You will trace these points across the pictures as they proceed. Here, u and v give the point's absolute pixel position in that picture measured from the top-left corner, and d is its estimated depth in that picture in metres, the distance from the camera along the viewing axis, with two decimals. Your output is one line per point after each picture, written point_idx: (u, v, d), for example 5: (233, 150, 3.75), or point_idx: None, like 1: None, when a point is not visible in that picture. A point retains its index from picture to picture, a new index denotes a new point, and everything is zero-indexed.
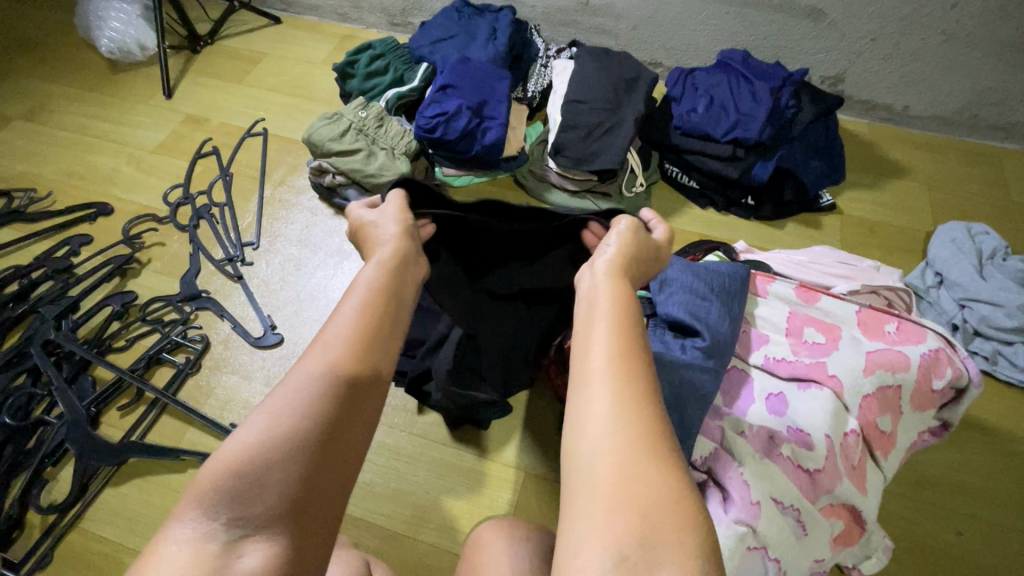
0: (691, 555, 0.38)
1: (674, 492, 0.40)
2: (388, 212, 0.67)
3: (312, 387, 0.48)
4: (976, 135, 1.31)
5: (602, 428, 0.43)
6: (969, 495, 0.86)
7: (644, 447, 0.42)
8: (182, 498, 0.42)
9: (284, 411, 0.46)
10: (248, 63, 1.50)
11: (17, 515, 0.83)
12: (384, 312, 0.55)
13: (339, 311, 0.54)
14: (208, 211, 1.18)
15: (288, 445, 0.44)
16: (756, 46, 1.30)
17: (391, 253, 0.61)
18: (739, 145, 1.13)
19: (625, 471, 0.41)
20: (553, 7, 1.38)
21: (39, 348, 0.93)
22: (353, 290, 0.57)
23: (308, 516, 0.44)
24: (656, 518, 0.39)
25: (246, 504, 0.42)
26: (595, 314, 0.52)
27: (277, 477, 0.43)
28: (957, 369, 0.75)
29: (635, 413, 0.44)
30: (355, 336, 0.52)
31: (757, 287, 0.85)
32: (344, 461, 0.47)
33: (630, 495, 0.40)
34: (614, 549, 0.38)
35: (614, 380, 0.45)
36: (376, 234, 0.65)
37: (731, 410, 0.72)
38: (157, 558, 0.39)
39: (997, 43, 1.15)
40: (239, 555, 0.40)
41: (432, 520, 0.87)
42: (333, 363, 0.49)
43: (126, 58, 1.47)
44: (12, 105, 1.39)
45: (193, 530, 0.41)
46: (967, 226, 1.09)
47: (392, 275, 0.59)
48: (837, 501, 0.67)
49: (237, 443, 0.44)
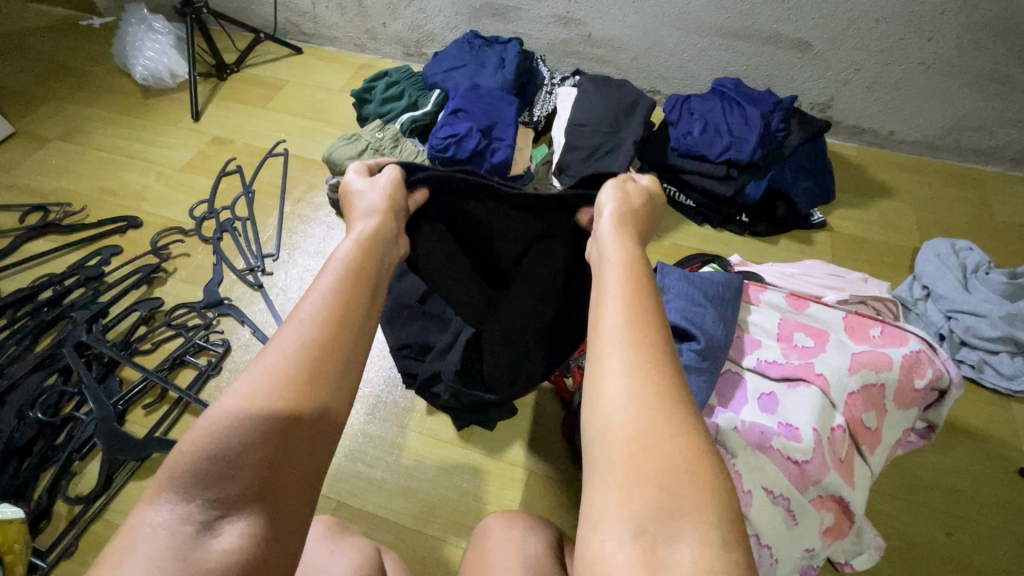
0: (712, 525, 0.38)
1: (692, 462, 0.41)
2: (383, 187, 0.67)
3: (285, 366, 0.46)
4: (959, 159, 1.38)
5: (617, 403, 0.45)
6: (958, 497, 0.89)
7: (658, 422, 0.43)
8: (154, 482, 0.41)
9: (256, 388, 0.45)
10: (271, 89, 1.60)
11: (45, 505, 0.88)
12: (362, 284, 0.55)
13: (321, 287, 0.53)
14: (232, 224, 1.26)
15: (260, 424, 0.43)
16: (748, 75, 1.38)
17: (370, 230, 0.61)
18: (733, 166, 1.19)
19: (640, 446, 0.42)
20: (557, 39, 1.48)
21: (72, 349, 0.99)
22: (329, 265, 0.56)
23: (278, 495, 0.43)
24: (674, 488, 0.40)
25: (220, 486, 0.41)
26: (605, 294, 0.53)
27: (251, 458, 0.42)
28: (938, 369, 0.79)
29: (649, 386, 0.45)
30: (339, 308, 0.51)
31: (750, 296, 0.89)
32: (316, 438, 0.45)
33: (649, 467, 0.41)
34: (633, 521, 0.39)
35: (626, 354, 0.47)
36: (359, 204, 0.66)
37: (725, 409, 0.76)
38: (127, 544, 0.39)
39: (973, 73, 1.22)
40: (215, 535, 0.40)
41: (440, 515, 0.90)
42: (310, 339, 0.48)
43: (158, 84, 1.58)
44: (50, 127, 1.49)
45: (167, 514, 0.40)
46: (951, 242, 1.14)
47: (371, 253, 0.59)
48: (826, 492, 0.71)
49: (208, 424, 0.43)
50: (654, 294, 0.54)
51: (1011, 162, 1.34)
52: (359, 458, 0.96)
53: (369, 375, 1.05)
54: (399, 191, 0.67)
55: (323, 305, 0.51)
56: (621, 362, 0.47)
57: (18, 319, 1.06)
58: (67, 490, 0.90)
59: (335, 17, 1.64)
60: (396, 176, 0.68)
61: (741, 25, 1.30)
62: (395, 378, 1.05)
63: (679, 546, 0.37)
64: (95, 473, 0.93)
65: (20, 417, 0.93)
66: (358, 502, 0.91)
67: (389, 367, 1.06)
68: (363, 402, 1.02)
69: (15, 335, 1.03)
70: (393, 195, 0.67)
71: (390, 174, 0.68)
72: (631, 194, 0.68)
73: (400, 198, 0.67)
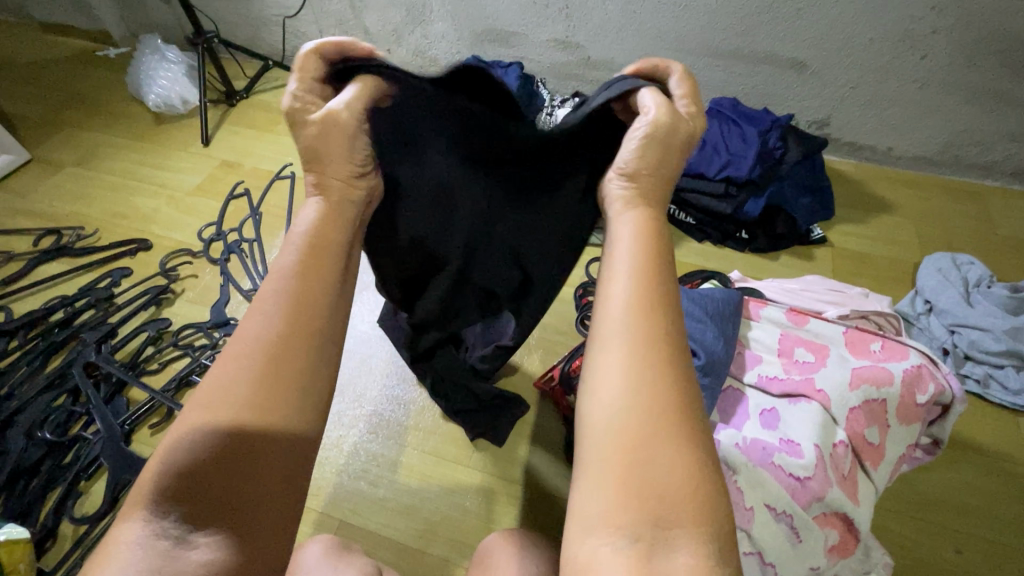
0: (707, 538, 0.37)
1: (696, 474, 0.39)
2: (341, 118, 0.53)
3: (243, 369, 0.44)
4: (958, 174, 1.39)
5: (613, 402, 0.41)
6: (968, 514, 0.88)
7: (658, 423, 0.40)
8: (130, 501, 0.41)
9: (216, 398, 0.43)
10: (279, 114, 1.64)
11: (51, 524, 0.89)
12: (319, 267, 0.50)
13: (273, 277, 0.49)
14: (239, 246, 1.28)
15: (226, 429, 0.42)
16: (745, 95, 1.41)
17: (331, 194, 0.55)
18: (731, 183, 1.22)
19: (638, 448, 0.39)
20: (557, 63, 1.52)
21: (81, 369, 1.01)
22: (289, 241, 0.52)
23: (256, 501, 0.42)
24: (673, 501, 0.38)
25: (191, 500, 0.41)
26: (616, 266, 0.48)
27: (222, 467, 0.41)
28: (940, 385, 0.79)
29: (657, 380, 0.42)
30: (292, 301, 0.48)
31: (750, 312, 0.90)
32: (290, 444, 0.44)
33: (648, 475, 0.38)
34: (627, 529, 0.37)
35: (637, 348, 0.43)
36: (308, 139, 0.54)
37: (727, 425, 0.77)
38: (108, 560, 0.39)
39: (968, 90, 1.24)
40: (191, 548, 0.40)
41: (443, 535, 0.90)
42: (268, 335, 0.46)
43: (170, 111, 1.63)
44: (66, 153, 1.53)
45: (145, 530, 0.40)
46: (952, 256, 1.14)
47: (332, 225, 0.54)
48: (830, 509, 0.70)
49: (175, 440, 0.43)
50: (669, 271, 0.48)
51: (1011, 176, 1.35)
52: (361, 477, 0.96)
53: (373, 394, 1.06)
54: (357, 138, 0.55)
55: (278, 295, 0.48)
56: (628, 353, 0.43)
57: (30, 341, 1.08)
58: (73, 509, 0.91)
59: None
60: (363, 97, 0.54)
61: (735, 47, 1.33)
62: (398, 397, 1.06)
63: (676, 555, 0.36)
64: (100, 493, 0.94)
65: (29, 437, 0.94)
66: (360, 521, 0.91)
67: (391, 386, 1.07)
68: (366, 421, 1.02)
69: (26, 356, 1.06)
70: (350, 139, 0.54)
71: (347, 107, 0.53)
72: (669, 129, 0.52)
73: (361, 147, 0.55)
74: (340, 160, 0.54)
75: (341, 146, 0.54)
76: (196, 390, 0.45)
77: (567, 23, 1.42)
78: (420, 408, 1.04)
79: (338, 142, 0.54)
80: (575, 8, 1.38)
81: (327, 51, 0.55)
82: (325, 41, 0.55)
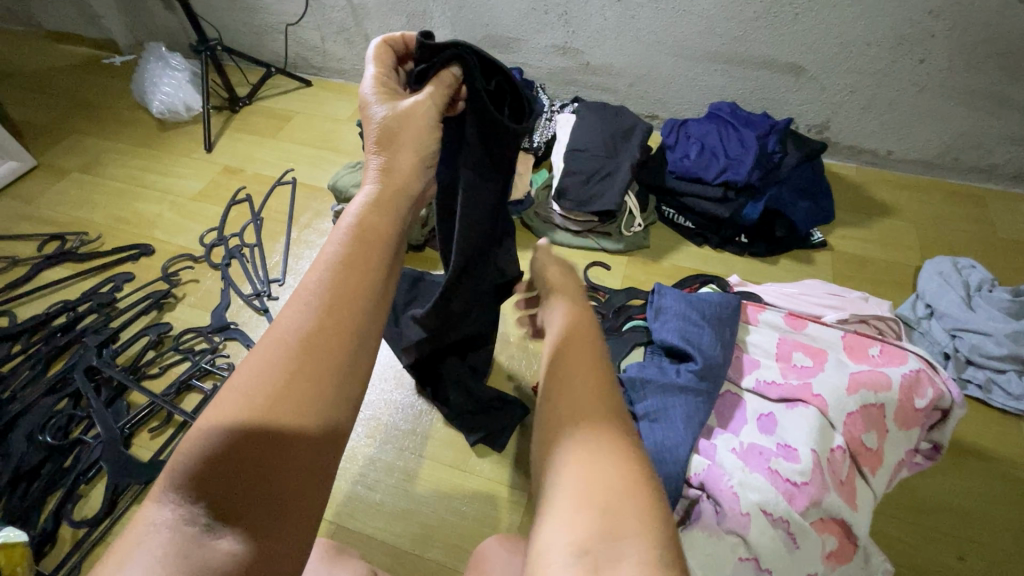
0: (653, 543, 0.40)
1: (636, 487, 0.43)
2: (426, 112, 0.61)
3: (278, 360, 0.44)
4: (959, 177, 1.38)
5: (568, 430, 0.48)
6: (969, 520, 0.87)
7: (599, 449, 0.46)
8: (156, 485, 0.41)
9: (252, 386, 0.43)
10: (281, 120, 1.66)
11: (51, 528, 0.89)
12: (367, 248, 0.51)
13: (322, 262, 0.50)
14: (240, 251, 1.29)
15: (253, 419, 0.42)
16: (744, 99, 1.41)
17: (392, 186, 0.57)
18: (730, 187, 1.21)
19: (585, 470, 0.44)
20: (557, 68, 1.53)
21: (82, 373, 1.02)
22: (339, 228, 0.53)
23: (278, 499, 0.42)
24: (616, 511, 0.41)
25: (211, 489, 0.41)
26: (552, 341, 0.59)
27: (245, 457, 0.41)
28: (939, 389, 0.78)
29: (594, 415, 0.48)
30: (334, 291, 0.48)
31: (748, 316, 0.91)
32: (314, 449, 0.44)
33: (589, 491, 0.43)
34: (577, 542, 0.40)
35: (574, 395, 0.51)
36: (380, 132, 0.58)
37: (724, 430, 0.77)
38: (134, 541, 0.39)
39: (969, 93, 1.23)
40: (216, 537, 0.39)
41: (440, 539, 0.89)
42: (306, 326, 0.46)
43: (174, 117, 1.64)
44: (71, 159, 1.55)
45: (172, 514, 0.40)
46: (953, 260, 1.14)
47: (383, 216, 0.55)
48: (827, 515, 0.69)
49: (205, 425, 0.42)
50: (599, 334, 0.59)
51: (1013, 180, 1.34)
52: (360, 481, 0.96)
53: (371, 398, 1.06)
54: (433, 128, 0.61)
55: (318, 287, 0.48)
56: (568, 400, 0.50)
57: (32, 345, 1.10)
58: (72, 513, 0.91)
59: (342, 51, 1.70)
60: (441, 87, 0.63)
61: (734, 52, 1.33)
62: (397, 401, 1.06)
63: (622, 562, 0.38)
64: (100, 497, 0.94)
65: (30, 440, 0.95)
66: (358, 525, 0.91)
67: (390, 391, 1.07)
68: (365, 424, 1.03)
69: (29, 359, 1.07)
70: (424, 132, 0.60)
71: (431, 97, 0.61)
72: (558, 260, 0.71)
73: (433, 139, 0.61)
74: (414, 154, 0.59)
75: (415, 137, 0.59)
76: (231, 377, 0.45)
77: (566, 29, 1.42)
78: (419, 412, 1.04)
79: (420, 131, 0.60)
80: (574, 14, 1.38)
81: (396, 43, 0.67)
82: (395, 35, 0.67)
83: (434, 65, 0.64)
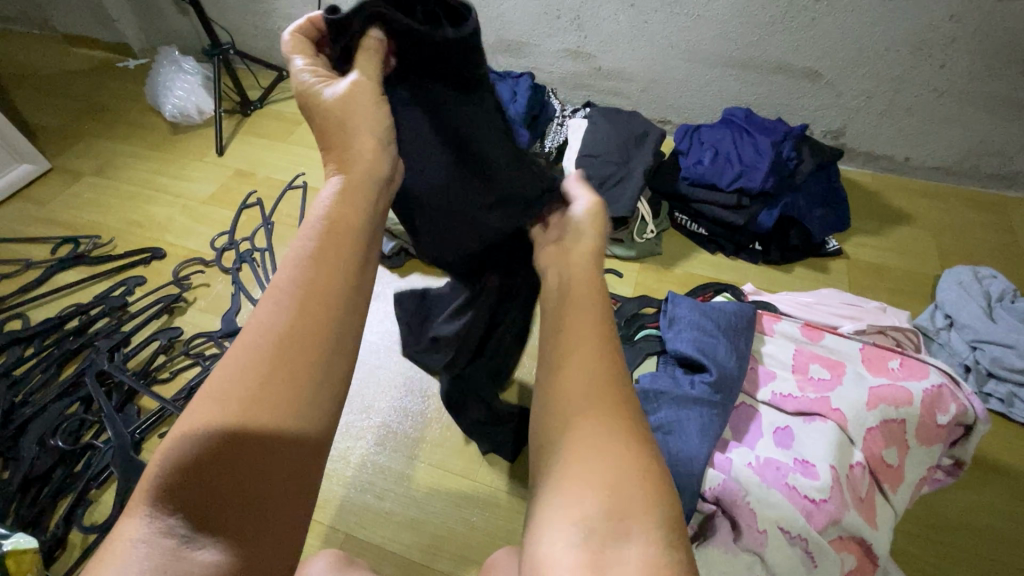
0: (659, 525, 0.41)
1: (643, 471, 0.43)
2: (364, 93, 0.56)
3: (251, 363, 0.44)
4: (979, 184, 1.36)
5: (574, 404, 0.48)
6: (990, 538, 0.85)
7: (606, 427, 0.45)
8: (132, 499, 0.41)
9: (225, 394, 0.43)
10: (292, 124, 1.66)
11: (61, 533, 0.90)
12: (339, 241, 0.50)
13: (293, 258, 0.49)
14: (251, 255, 1.29)
15: (231, 426, 0.42)
16: (758, 104, 1.40)
17: (362, 175, 0.55)
18: (744, 194, 1.19)
19: (593, 448, 0.44)
20: (568, 73, 1.52)
21: (93, 377, 1.02)
22: (308, 224, 0.51)
23: (260, 501, 0.42)
24: (624, 492, 0.42)
25: (188, 498, 0.40)
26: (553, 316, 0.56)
27: (225, 463, 0.41)
28: (962, 405, 0.76)
29: (607, 394, 0.48)
30: (302, 288, 0.47)
31: (763, 326, 0.89)
32: (297, 450, 0.44)
33: (597, 472, 0.43)
34: (585, 523, 0.41)
35: (588, 365, 0.49)
36: (324, 122, 0.55)
37: (739, 444, 0.75)
38: (113, 556, 0.39)
39: (990, 99, 1.21)
40: (197, 548, 0.39)
41: (449, 550, 0.89)
42: (279, 327, 0.46)
43: (186, 120, 1.65)
44: (84, 162, 1.56)
45: (150, 528, 0.40)
46: (973, 269, 1.11)
47: (355, 207, 0.53)
48: (847, 534, 0.67)
49: (179, 435, 0.42)
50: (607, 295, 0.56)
51: None
52: (368, 490, 0.96)
53: (381, 406, 1.06)
54: (378, 104, 0.57)
55: (291, 285, 0.47)
56: (586, 371, 0.49)
57: (45, 348, 1.10)
58: (82, 518, 0.91)
59: None
60: (370, 57, 0.58)
61: (749, 56, 1.31)
62: (406, 409, 1.05)
63: (627, 546, 0.39)
64: (110, 502, 0.94)
65: (41, 445, 0.96)
66: (366, 534, 0.91)
67: (398, 398, 1.07)
68: (374, 432, 1.02)
69: (41, 363, 1.08)
70: (372, 108, 0.57)
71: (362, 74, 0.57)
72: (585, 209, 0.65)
73: (383, 113, 0.58)
74: (368, 133, 0.56)
75: (366, 118, 0.56)
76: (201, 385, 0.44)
77: (578, 33, 1.41)
78: (428, 420, 1.04)
79: (362, 113, 0.56)
80: (586, 17, 1.37)
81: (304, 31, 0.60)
82: (300, 23, 0.60)
83: (352, 37, 0.58)
